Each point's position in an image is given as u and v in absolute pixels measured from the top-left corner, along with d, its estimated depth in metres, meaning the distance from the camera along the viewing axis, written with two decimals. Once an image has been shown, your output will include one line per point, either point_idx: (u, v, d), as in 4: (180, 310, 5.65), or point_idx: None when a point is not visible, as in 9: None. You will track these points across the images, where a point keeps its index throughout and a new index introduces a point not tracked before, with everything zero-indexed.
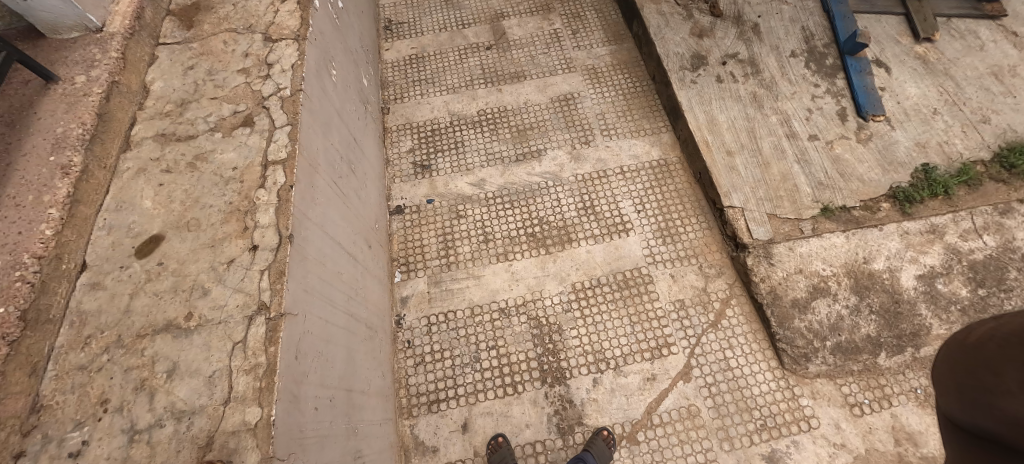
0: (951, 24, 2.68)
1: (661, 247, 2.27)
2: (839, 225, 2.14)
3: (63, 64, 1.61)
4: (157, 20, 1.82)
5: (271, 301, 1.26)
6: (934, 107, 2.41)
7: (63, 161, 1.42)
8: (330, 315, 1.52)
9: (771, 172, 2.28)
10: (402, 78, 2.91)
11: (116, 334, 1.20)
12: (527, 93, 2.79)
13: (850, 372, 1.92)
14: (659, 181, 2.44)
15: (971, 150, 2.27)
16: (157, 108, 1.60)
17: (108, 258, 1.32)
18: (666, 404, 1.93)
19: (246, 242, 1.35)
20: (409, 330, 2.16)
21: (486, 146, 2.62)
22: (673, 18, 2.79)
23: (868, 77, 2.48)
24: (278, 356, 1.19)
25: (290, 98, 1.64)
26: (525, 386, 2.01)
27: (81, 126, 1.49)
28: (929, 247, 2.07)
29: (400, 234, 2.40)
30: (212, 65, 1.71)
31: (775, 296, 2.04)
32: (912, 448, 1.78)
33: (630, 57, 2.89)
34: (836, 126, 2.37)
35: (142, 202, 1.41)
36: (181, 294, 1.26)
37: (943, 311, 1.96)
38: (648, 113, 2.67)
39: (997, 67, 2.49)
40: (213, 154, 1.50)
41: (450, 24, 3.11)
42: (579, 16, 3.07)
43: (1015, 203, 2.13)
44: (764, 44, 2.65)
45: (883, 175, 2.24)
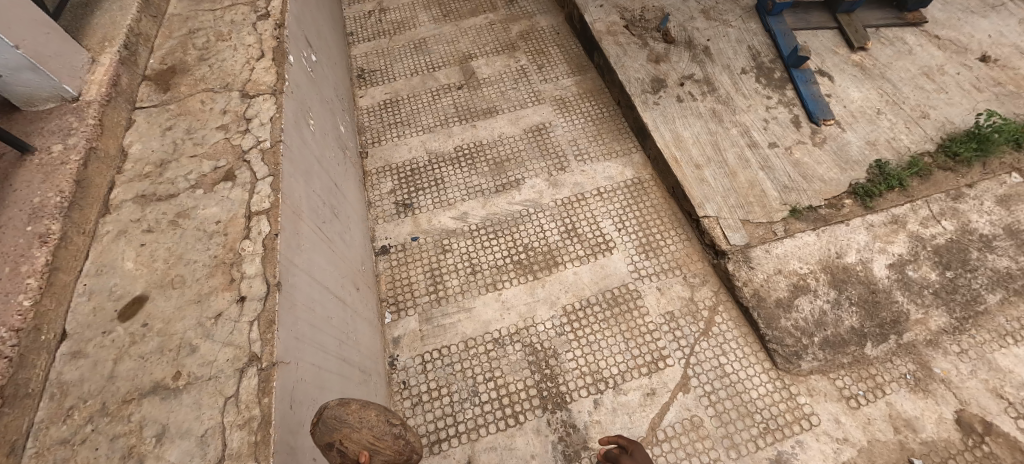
0: (880, 34, 2.93)
1: (644, 262, 2.32)
2: (809, 224, 2.25)
3: (38, 134, 1.60)
4: (133, 86, 1.86)
5: (262, 351, 1.25)
6: (878, 107, 2.59)
7: (40, 229, 1.40)
8: (322, 361, 1.50)
9: (739, 180, 2.39)
10: (378, 122, 2.99)
11: (100, 402, 1.16)
12: (500, 127, 2.90)
13: (841, 365, 1.96)
14: (635, 199, 2.53)
15: (917, 143, 2.44)
16: (136, 170, 1.62)
17: (89, 324, 1.29)
18: (669, 418, 1.92)
19: (233, 294, 1.34)
20: (403, 370, 2.13)
21: (466, 181, 2.68)
22: (630, 47, 2.97)
23: (814, 86, 2.66)
24: (273, 406, 1.17)
25: (271, 150, 1.67)
26: (526, 416, 1.98)
27: (59, 194, 1.48)
28: (895, 237, 2.19)
29: (387, 274, 2.40)
30: (190, 124, 1.74)
31: (759, 298, 2.10)
32: (912, 434, 1.80)
33: (595, 86, 3.04)
34: (792, 133, 2.53)
35: (124, 264, 1.40)
36: (168, 354, 1.24)
37: (917, 296, 2.05)
38: (618, 136, 2.79)
39: (927, 68, 2.72)
40: (194, 210, 1.51)
41: (421, 68, 3.24)
42: (544, 52, 3.24)
43: (964, 188, 2.28)
44: (716, 64, 2.85)
45: (842, 174, 2.38)
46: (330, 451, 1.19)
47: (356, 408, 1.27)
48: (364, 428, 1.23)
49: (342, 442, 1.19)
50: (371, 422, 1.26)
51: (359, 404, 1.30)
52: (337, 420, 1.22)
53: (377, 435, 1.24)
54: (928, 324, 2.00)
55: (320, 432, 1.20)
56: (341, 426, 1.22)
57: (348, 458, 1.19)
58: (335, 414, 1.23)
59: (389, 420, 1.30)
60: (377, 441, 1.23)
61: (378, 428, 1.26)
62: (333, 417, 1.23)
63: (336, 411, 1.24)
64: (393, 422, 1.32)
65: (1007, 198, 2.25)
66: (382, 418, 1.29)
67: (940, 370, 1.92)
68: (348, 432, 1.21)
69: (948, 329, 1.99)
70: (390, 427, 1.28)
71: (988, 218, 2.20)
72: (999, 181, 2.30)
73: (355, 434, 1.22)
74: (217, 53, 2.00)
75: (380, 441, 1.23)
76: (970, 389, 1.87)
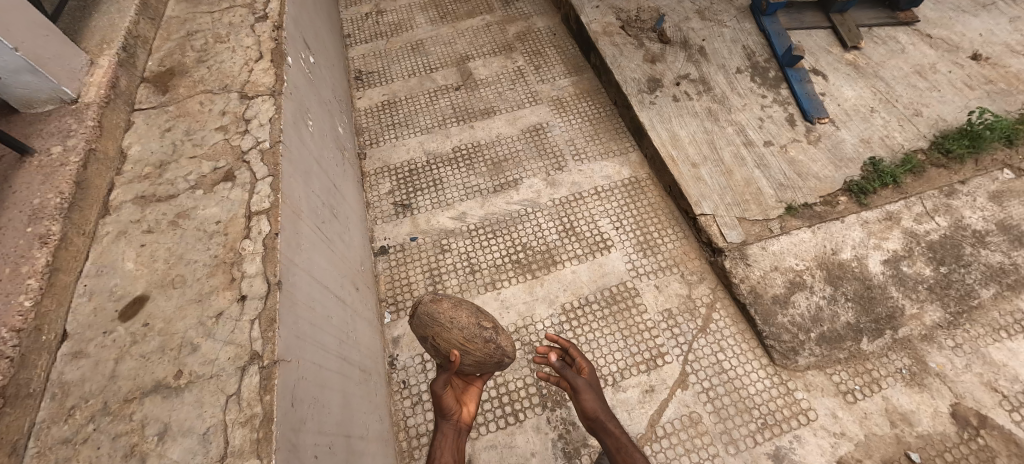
0: (873, 33, 2.96)
1: (642, 260, 2.34)
2: (804, 221, 2.27)
3: (37, 136, 1.61)
4: (132, 88, 1.87)
5: (263, 349, 1.25)
6: (871, 106, 2.62)
7: (40, 230, 1.40)
8: (322, 359, 1.51)
9: (735, 178, 2.42)
10: (376, 123, 3.00)
11: (102, 401, 1.16)
12: (498, 127, 2.91)
13: (838, 360, 1.98)
14: (632, 198, 2.54)
15: (910, 141, 2.46)
16: (136, 171, 1.63)
17: (90, 325, 1.29)
18: (667, 414, 1.93)
19: (233, 293, 1.35)
20: (403, 369, 2.14)
21: (464, 181, 2.70)
22: (625, 48, 2.99)
23: (808, 85, 2.69)
24: (275, 404, 1.18)
25: (270, 150, 1.68)
26: (526, 414, 1.99)
27: (59, 195, 1.48)
28: (889, 233, 2.21)
29: (386, 274, 2.41)
30: (189, 125, 1.75)
31: (756, 295, 2.11)
32: (908, 427, 1.82)
33: (591, 86, 3.07)
34: (787, 131, 2.56)
35: (125, 264, 1.40)
36: (170, 353, 1.24)
37: (912, 291, 2.08)
38: (615, 135, 2.81)
39: (919, 67, 2.75)
40: (195, 210, 1.51)
41: (419, 69, 3.26)
42: (540, 53, 3.26)
43: (956, 184, 2.31)
44: (712, 64, 2.87)
45: (837, 171, 2.40)
46: (427, 342, 1.43)
47: (449, 309, 1.41)
48: (454, 330, 1.38)
49: (435, 338, 1.39)
50: (461, 326, 1.38)
51: (453, 303, 1.43)
52: (430, 320, 1.40)
53: (467, 339, 1.37)
54: (923, 318, 2.02)
55: (418, 327, 1.44)
56: (434, 325, 1.39)
57: (442, 352, 1.40)
58: (428, 313, 1.41)
59: (480, 323, 1.41)
60: (466, 344, 1.37)
61: (468, 331, 1.38)
62: (428, 316, 1.40)
63: (430, 310, 1.41)
64: (484, 325, 1.42)
65: (999, 194, 2.28)
66: (473, 322, 1.40)
67: (935, 364, 1.94)
68: (440, 331, 1.38)
69: (943, 324, 2.01)
70: (481, 331, 1.39)
71: (981, 214, 2.23)
72: (991, 177, 2.33)
73: (446, 334, 1.38)
74: (216, 54, 2.00)
75: (469, 343, 1.37)
76: (965, 383, 1.89)
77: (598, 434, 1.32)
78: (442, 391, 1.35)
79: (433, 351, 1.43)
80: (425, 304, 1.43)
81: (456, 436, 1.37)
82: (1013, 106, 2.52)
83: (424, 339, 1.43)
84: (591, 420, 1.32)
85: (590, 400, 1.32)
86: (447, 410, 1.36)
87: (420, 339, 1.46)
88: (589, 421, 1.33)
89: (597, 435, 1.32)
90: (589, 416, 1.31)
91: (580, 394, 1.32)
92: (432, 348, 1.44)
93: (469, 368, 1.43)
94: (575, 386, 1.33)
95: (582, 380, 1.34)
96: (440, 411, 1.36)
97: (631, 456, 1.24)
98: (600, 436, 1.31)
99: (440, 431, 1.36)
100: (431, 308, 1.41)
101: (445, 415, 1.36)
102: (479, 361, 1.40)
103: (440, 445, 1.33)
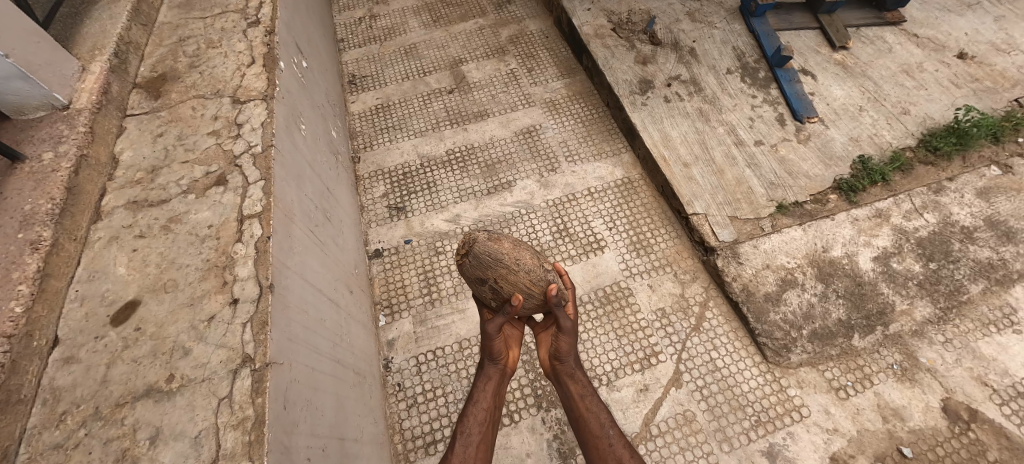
0: (860, 34, 3.00)
1: (635, 259, 2.35)
2: (795, 220, 2.29)
3: (29, 142, 1.61)
4: (124, 93, 1.87)
5: (255, 352, 1.25)
6: (860, 105, 2.65)
7: (31, 236, 1.40)
8: (315, 362, 1.51)
9: (726, 178, 2.44)
10: (370, 127, 3.01)
11: (93, 407, 1.16)
12: (491, 130, 2.93)
13: (829, 357, 1.99)
14: (625, 198, 2.56)
15: (899, 139, 2.49)
16: (128, 177, 1.63)
17: (82, 330, 1.29)
18: (661, 413, 1.94)
19: (225, 296, 1.35)
20: (398, 372, 2.14)
21: (458, 184, 2.71)
22: (617, 50, 3.02)
23: (798, 85, 2.72)
24: (267, 406, 1.18)
25: (262, 154, 1.69)
26: (521, 414, 2.00)
27: (50, 201, 1.48)
28: (879, 230, 2.23)
29: (381, 277, 2.41)
30: (181, 130, 1.75)
31: (748, 293, 2.13)
32: (900, 423, 1.83)
33: (583, 88, 3.09)
34: (778, 131, 2.58)
35: (117, 269, 1.40)
36: (161, 357, 1.24)
37: (902, 287, 2.10)
38: (607, 136, 2.83)
39: (907, 66, 2.78)
40: (187, 215, 1.52)
41: (412, 73, 3.27)
42: (533, 56, 3.28)
43: (944, 181, 2.34)
44: (702, 65, 2.90)
45: (827, 170, 2.42)
46: (485, 283, 1.39)
47: (512, 250, 1.38)
48: (520, 272, 1.36)
49: (497, 279, 1.36)
50: (527, 268, 1.37)
51: (514, 244, 1.40)
52: (494, 261, 1.35)
53: (533, 282, 1.37)
54: (914, 314, 2.04)
55: (476, 268, 1.37)
56: (499, 267, 1.35)
57: (503, 294, 1.38)
58: (490, 255, 1.35)
59: (542, 266, 1.42)
60: (531, 286, 1.37)
61: (534, 273, 1.37)
62: (490, 257, 1.35)
63: (493, 250, 1.36)
64: (546, 267, 1.43)
65: (987, 191, 2.30)
66: (537, 264, 1.40)
67: (926, 359, 1.95)
68: (504, 273, 1.35)
69: (933, 320, 2.03)
70: (544, 273, 1.40)
71: (969, 211, 2.25)
72: (978, 173, 2.35)
73: (511, 276, 1.36)
74: (208, 60, 2.01)
75: (534, 286, 1.37)
76: (955, 377, 1.90)
77: (562, 378, 1.37)
78: (495, 333, 1.35)
79: (489, 292, 1.40)
80: (484, 244, 1.37)
81: (500, 379, 1.39)
82: (999, 104, 2.56)
83: (481, 279, 1.39)
84: (561, 362, 1.37)
85: (568, 343, 1.36)
86: (496, 352, 1.37)
87: (474, 280, 1.41)
88: (558, 360, 1.38)
89: (561, 378, 1.38)
90: (561, 357, 1.36)
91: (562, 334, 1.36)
92: (488, 289, 1.41)
93: (525, 311, 1.44)
94: (561, 326, 1.35)
95: (569, 321, 1.36)
96: (489, 352, 1.38)
97: (592, 406, 1.29)
98: (563, 379, 1.36)
99: (484, 372, 1.37)
100: (493, 248, 1.36)
101: (493, 357, 1.37)
102: (538, 303, 1.42)
103: (484, 386, 1.35)
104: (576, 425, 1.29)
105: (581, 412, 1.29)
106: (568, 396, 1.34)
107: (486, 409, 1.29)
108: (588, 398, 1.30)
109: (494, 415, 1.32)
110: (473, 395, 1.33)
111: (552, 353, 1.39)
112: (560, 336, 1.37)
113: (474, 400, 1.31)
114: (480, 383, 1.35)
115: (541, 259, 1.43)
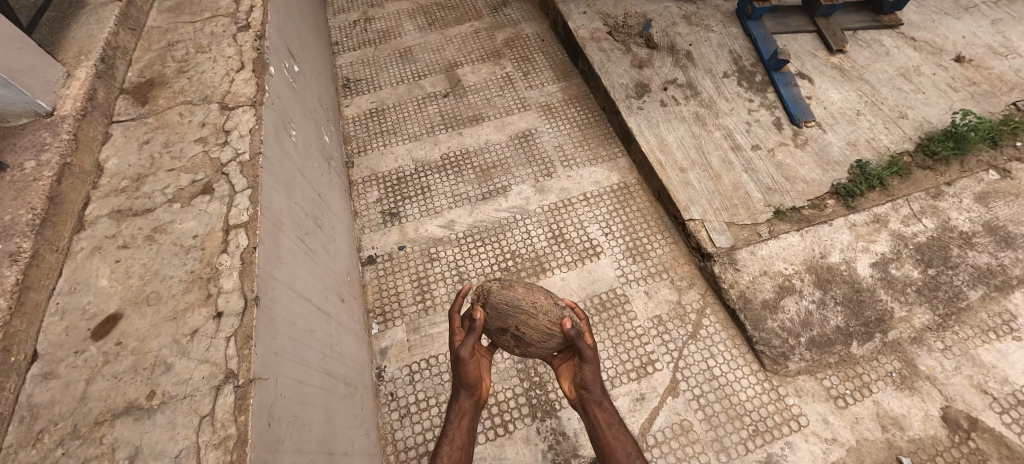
0: (857, 37, 2.98)
1: (632, 266, 2.32)
2: (793, 225, 2.27)
3: (11, 150, 1.57)
4: (110, 99, 1.83)
5: (238, 368, 1.22)
6: (857, 108, 2.63)
7: (11, 248, 1.36)
8: (303, 375, 1.48)
9: (723, 183, 2.42)
10: (364, 131, 2.98)
11: (71, 425, 1.12)
12: (486, 134, 2.90)
13: (828, 365, 1.97)
14: (621, 203, 2.53)
15: (897, 143, 2.47)
16: (113, 185, 1.60)
17: (62, 344, 1.25)
18: (658, 423, 1.91)
19: (210, 309, 1.32)
20: (391, 381, 2.11)
21: (453, 189, 2.68)
22: (613, 53, 3.00)
23: (795, 88, 2.70)
24: (249, 424, 1.14)
25: (249, 162, 1.65)
26: (516, 424, 1.96)
27: (31, 211, 1.44)
28: (877, 236, 2.21)
29: (374, 284, 2.38)
30: (168, 137, 1.72)
31: (745, 300, 2.10)
32: (899, 432, 1.81)
33: (579, 91, 3.06)
34: (775, 135, 2.56)
35: (99, 281, 1.37)
36: (143, 372, 1.20)
37: (900, 294, 2.08)
38: (603, 141, 2.80)
39: (904, 69, 2.77)
40: (171, 225, 1.49)
41: (406, 77, 3.24)
42: (529, 59, 3.26)
43: (943, 186, 2.32)
44: (698, 68, 2.88)
45: (824, 174, 2.40)
46: (507, 333, 1.46)
47: (527, 295, 1.44)
48: (539, 315, 1.42)
49: (518, 327, 1.43)
50: (545, 310, 1.43)
51: (527, 289, 1.46)
52: (511, 310, 1.42)
53: (552, 322, 1.42)
54: (913, 321, 2.02)
55: (495, 320, 1.45)
56: (517, 315, 1.42)
57: (525, 340, 1.44)
58: (507, 304, 1.42)
59: (557, 304, 1.47)
60: (552, 327, 1.42)
61: (552, 314, 1.43)
62: (509, 306, 1.42)
63: (510, 298, 1.43)
64: (561, 304, 1.49)
65: (985, 195, 2.28)
66: (552, 304, 1.46)
67: (925, 367, 1.93)
68: (524, 319, 1.42)
69: (932, 326, 2.01)
70: (560, 311, 1.45)
71: (967, 216, 2.24)
72: (977, 178, 2.34)
73: (531, 321, 1.42)
74: (196, 65, 1.98)
75: (553, 325, 1.42)
76: (955, 385, 1.88)
77: (588, 407, 1.33)
78: (469, 358, 1.29)
79: (512, 340, 1.46)
80: (500, 292, 1.44)
81: (474, 412, 1.34)
82: (997, 107, 2.54)
83: (502, 329, 1.45)
84: (587, 390, 1.33)
85: (592, 372, 1.31)
86: (470, 383, 1.31)
87: (494, 330, 1.47)
88: (584, 389, 1.34)
89: (587, 407, 1.34)
90: (587, 386, 1.32)
91: (587, 363, 1.31)
92: (510, 338, 1.47)
93: (536, 351, 1.47)
94: (584, 355, 1.31)
95: (592, 349, 1.32)
96: (462, 383, 1.31)
97: (617, 435, 1.27)
98: (589, 407, 1.32)
99: (459, 406, 1.31)
100: (508, 296, 1.43)
101: (469, 388, 1.32)
102: (559, 343, 1.45)
103: (458, 422, 1.28)
104: (604, 454, 1.26)
105: (608, 441, 1.26)
106: (594, 425, 1.31)
107: (461, 447, 1.24)
108: (614, 427, 1.27)
109: (469, 453, 1.26)
110: (447, 432, 1.27)
111: (577, 382, 1.35)
112: (584, 365, 1.32)
113: (448, 438, 1.25)
114: (454, 419, 1.29)
115: (555, 299, 1.48)
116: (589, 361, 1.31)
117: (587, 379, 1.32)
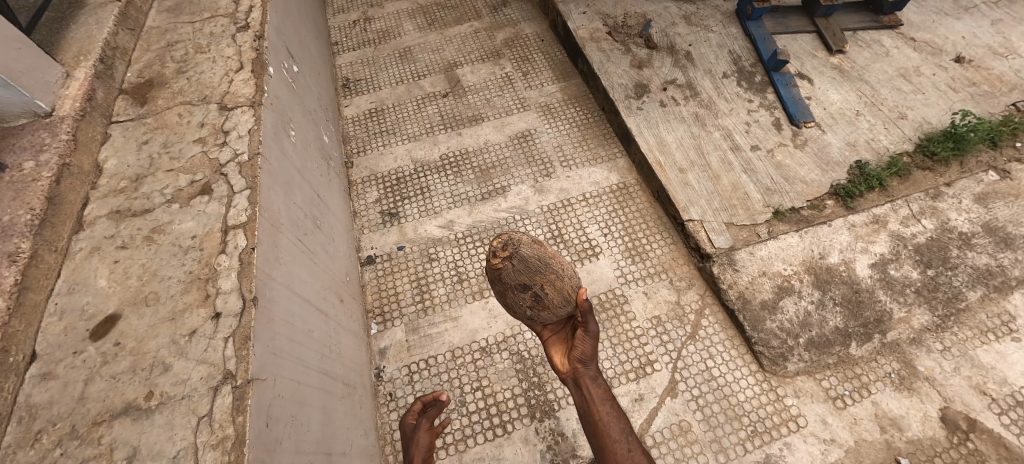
0: (857, 37, 2.98)
1: (631, 266, 2.32)
2: (792, 226, 2.27)
3: (10, 151, 1.57)
4: (109, 99, 1.84)
5: (237, 369, 1.22)
6: (856, 109, 2.63)
7: (9, 248, 1.36)
8: (302, 376, 1.48)
9: (723, 183, 2.42)
10: (363, 131, 2.98)
11: (70, 425, 1.12)
12: (485, 134, 2.90)
13: (827, 365, 1.97)
14: (620, 203, 2.53)
15: (896, 144, 2.47)
16: (112, 185, 1.60)
17: (61, 345, 1.25)
18: (657, 423, 1.91)
19: (208, 310, 1.32)
20: (390, 381, 2.11)
21: (452, 189, 2.68)
22: (613, 53, 2.99)
23: (794, 89, 2.70)
24: (247, 425, 1.14)
25: (248, 163, 1.66)
26: (514, 425, 1.97)
27: (30, 212, 1.44)
28: (876, 236, 2.21)
29: (373, 284, 2.38)
30: (167, 138, 1.72)
31: (744, 301, 2.10)
32: (898, 432, 1.81)
33: (579, 92, 3.06)
34: (774, 135, 2.56)
35: (98, 281, 1.37)
36: (141, 373, 1.20)
37: (899, 295, 2.08)
38: (602, 141, 2.80)
39: (903, 70, 2.77)
40: (170, 225, 1.49)
41: (406, 77, 3.24)
42: (528, 59, 3.26)
43: (943, 187, 2.32)
44: (698, 69, 2.88)
45: (823, 175, 2.40)
46: (528, 289, 1.34)
47: (555, 258, 1.42)
48: (565, 278, 1.39)
49: (545, 285, 1.35)
50: (568, 275, 1.42)
51: (552, 253, 1.44)
52: (541, 266, 1.34)
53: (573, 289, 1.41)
54: (912, 322, 2.02)
55: (521, 273, 1.33)
56: (546, 273, 1.35)
57: (545, 302, 1.36)
58: (540, 258, 1.35)
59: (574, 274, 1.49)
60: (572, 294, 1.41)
61: (573, 281, 1.44)
62: (540, 261, 1.35)
63: (541, 254, 1.37)
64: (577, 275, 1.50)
65: (985, 196, 2.28)
66: (573, 273, 1.46)
67: (924, 367, 1.93)
68: (552, 279, 1.36)
69: (931, 327, 2.01)
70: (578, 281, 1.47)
71: (966, 216, 2.23)
72: (976, 179, 2.33)
73: (558, 282, 1.37)
74: (196, 65, 1.98)
75: (573, 293, 1.41)
76: (954, 386, 1.88)
77: (582, 381, 1.36)
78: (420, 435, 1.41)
79: (530, 299, 1.35)
80: (529, 245, 1.36)
81: None
82: (996, 108, 2.54)
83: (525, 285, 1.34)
84: (585, 365, 1.38)
85: (590, 346, 1.37)
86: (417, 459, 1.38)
87: (515, 285, 1.34)
88: (581, 363, 1.38)
89: (581, 382, 1.37)
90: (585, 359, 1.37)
91: (591, 335, 1.36)
92: (528, 297, 1.35)
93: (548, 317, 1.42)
94: (589, 329, 1.36)
95: (597, 325, 1.37)
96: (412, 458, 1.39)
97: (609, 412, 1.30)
98: (584, 382, 1.36)
99: None
100: (540, 251, 1.37)
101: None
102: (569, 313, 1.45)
103: None
104: (593, 429, 1.28)
105: (599, 416, 1.29)
106: (586, 400, 1.34)
107: None
108: (607, 403, 1.30)
109: None
110: None
111: (575, 356, 1.39)
112: (584, 338, 1.37)
113: None
114: None
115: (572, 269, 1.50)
116: (591, 336, 1.36)
117: (586, 353, 1.37)
